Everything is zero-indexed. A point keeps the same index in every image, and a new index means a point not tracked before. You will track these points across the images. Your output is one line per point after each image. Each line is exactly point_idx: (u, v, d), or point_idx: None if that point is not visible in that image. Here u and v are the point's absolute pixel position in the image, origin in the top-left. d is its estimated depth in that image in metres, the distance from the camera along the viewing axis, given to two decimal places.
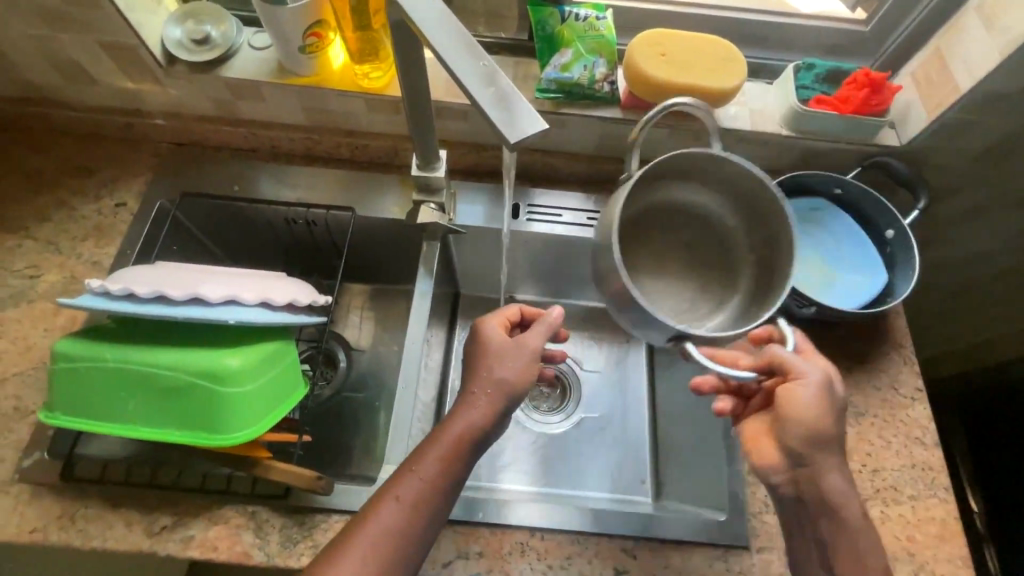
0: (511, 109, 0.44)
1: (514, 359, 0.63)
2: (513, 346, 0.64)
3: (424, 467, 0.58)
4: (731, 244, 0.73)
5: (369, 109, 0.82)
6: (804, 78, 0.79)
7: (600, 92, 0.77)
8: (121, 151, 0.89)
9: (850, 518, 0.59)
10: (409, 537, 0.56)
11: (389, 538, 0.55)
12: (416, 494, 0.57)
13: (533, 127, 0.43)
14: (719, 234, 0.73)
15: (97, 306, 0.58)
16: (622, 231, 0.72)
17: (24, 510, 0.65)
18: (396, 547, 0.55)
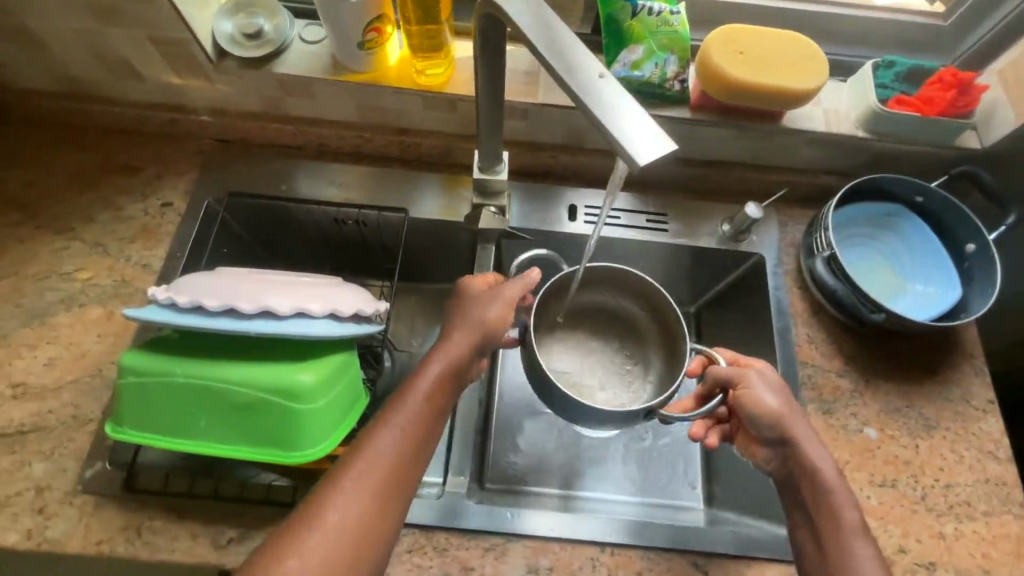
0: (640, 130, 0.40)
1: (495, 303, 0.62)
2: (491, 295, 0.63)
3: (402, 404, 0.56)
4: (627, 326, 0.79)
5: (424, 106, 0.79)
6: (883, 77, 0.76)
7: (670, 91, 0.74)
8: (164, 148, 0.86)
9: (835, 494, 0.59)
10: (400, 477, 0.53)
11: (378, 470, 0.52)
12: (395, 438, 0.54)
13: (666, 149, 0.39)
14: (613, 318, 0.79)
15: (166, 319, 0.56)
16: (550, 333, 0.78)
17: (89, 522, 0.64)
18: (390, 487, 0.52)
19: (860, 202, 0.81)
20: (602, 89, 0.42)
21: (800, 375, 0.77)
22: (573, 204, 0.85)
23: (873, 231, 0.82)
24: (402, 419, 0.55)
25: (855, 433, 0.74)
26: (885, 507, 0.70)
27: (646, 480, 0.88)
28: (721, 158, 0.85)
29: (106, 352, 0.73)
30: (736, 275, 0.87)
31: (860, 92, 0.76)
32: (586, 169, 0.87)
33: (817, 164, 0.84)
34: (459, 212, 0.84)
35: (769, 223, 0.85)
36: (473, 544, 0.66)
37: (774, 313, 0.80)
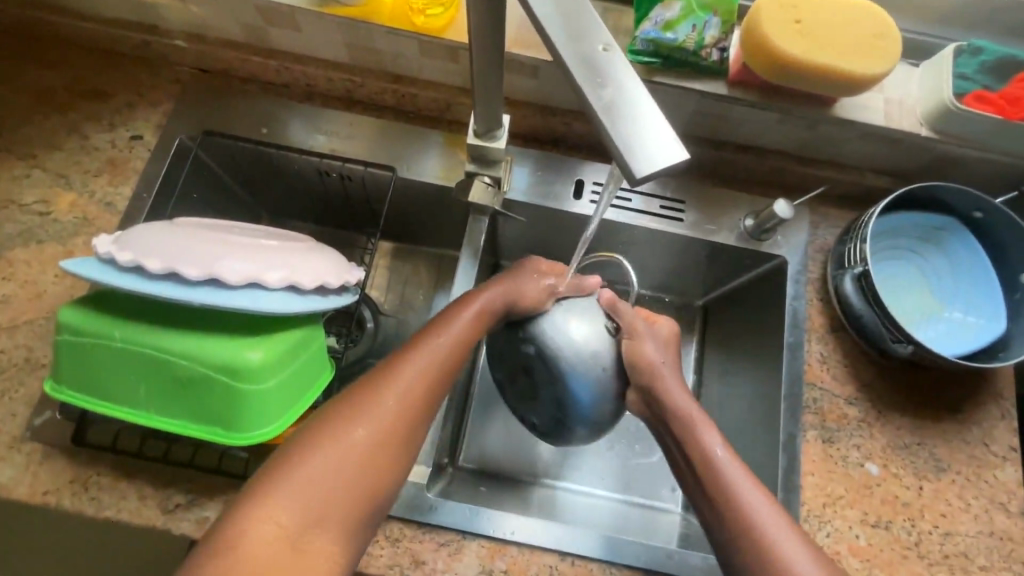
0: (638, 132, 0.31)
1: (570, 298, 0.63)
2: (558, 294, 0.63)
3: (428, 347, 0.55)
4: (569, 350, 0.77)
5: (421, 51, 0.71)
6: (965, 66, 0.64)
7: (706, 61, 0.63)
8: (138, 74, 0.78)
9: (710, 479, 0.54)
10: (401, 430, 0.50)
11: (388, 413, 0.50)
12: (404, 389, 0.51)
13: (664, 162, 0.30)
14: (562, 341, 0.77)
15: (102, 277, 0.51)
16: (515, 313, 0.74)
17: (36, 471, 0.62)
18: (375, 455, 0.48)
19: (908, 209, 0.71)
20: (605, 65, 0.33)
21: (805, 397, 0.70)
22: (581, 179, 0.76)
23: (915, 244, 0.72)
24: (412, 371, 0.53)
25: (854, 466, 0.68)
26: (873, 548, 0.65)
27: (631, 479, 0.81)
28: (756, 143, 0.74)
29: (63, 295, 0.69)
30: (753, 274, 0.78)
31: (935, 82, 0.65)
32: (601, 141, 0.77)
33: (865, 161, 0.74)
34: (454, 177, 0.76)
35: (799, 223, 0.75)
36: (427, 537, 0.63)
37: (787, 326, 0.72)
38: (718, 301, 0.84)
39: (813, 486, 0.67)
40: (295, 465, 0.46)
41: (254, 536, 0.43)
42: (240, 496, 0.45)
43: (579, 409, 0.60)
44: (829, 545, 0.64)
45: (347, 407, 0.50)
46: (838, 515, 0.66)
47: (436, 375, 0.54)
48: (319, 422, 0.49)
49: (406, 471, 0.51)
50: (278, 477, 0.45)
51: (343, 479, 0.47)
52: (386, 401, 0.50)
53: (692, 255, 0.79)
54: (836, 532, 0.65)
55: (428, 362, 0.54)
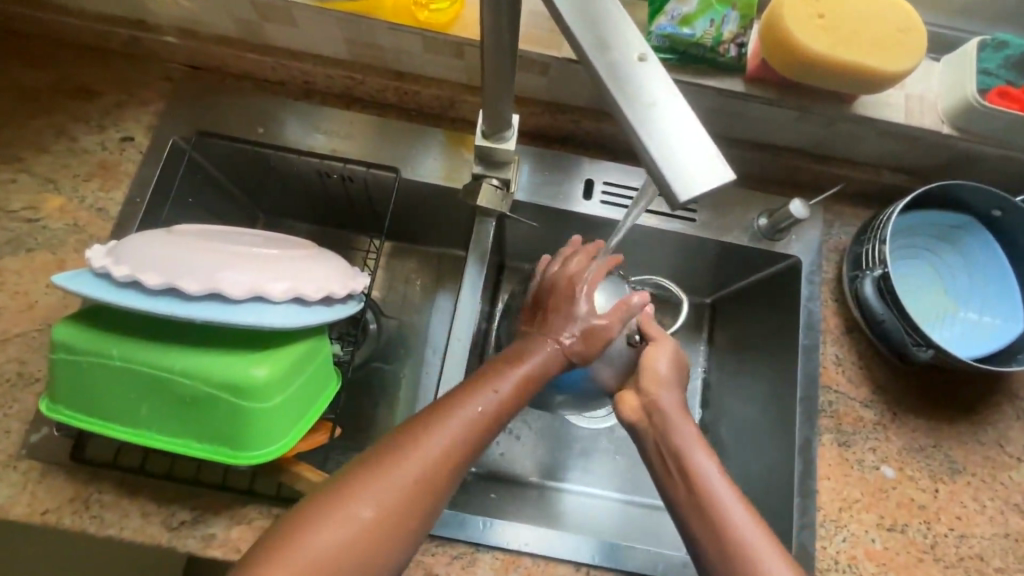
0: (673, 154, 0.29)
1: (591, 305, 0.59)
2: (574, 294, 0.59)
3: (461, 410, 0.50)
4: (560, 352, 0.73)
5: (425, 48, 0.68)
6: (988, 61, 0.62)
7: (723, 57, 0.61)
8: (127, 71, 0.75)
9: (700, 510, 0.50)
10: (419, 506, 0.47)
11: (408, 489, 0.46)
12: (428, 463, 0.47)
13: (700, 187, 0.28)
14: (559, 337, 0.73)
15: (98, 293, 0.48)
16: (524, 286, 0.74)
17: (34, 490, 0.60)
18: (388, 533, 0.45)
19: (926, 208, 0.69)
20: (640, 79, 0.31)
21: (820, 401, 0.69)
22: (590, 178, 0.74)
23: (931, 243, 0.71)
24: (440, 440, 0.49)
25: (870, 470, 0.67)
26: (889, 552, 0.64)
27: (642, 478, 0.78)
28: (770, 140, 0.72)
29: (56, 306, 0.66)
30: (766, 273, 0.77)
31: (957, 78, 0.63)
32: (610, 139, 0.75)
33: (882, 159, 0.72)
34: (459, 178, 0.73)
35: (813, 222, 0.73)
36: (440, 550, 0.62)
37: (801, 328, 0.71)
38: (728, 301, 0.82)
39: (829, 491, 0.66)
40: (295, 545, 0.43)
41: None
42: (235, 570, 0.43)
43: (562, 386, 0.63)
44: (845, 550, 0.64)
45: (356, 484, 0.46)
46: (853, 519, 0.65)
47: (460, 449, 0.49)
48: (326, 498, 0.45)
49: (413, 548, 0.48)
50: (276, 557, 0.42)
51: (343, 561, 0.43)
52: (403, 473, 0.46)
53: (703, 255, 0.77)
54: (852, 537, 0.64)
55: (451, 434, 0.49)
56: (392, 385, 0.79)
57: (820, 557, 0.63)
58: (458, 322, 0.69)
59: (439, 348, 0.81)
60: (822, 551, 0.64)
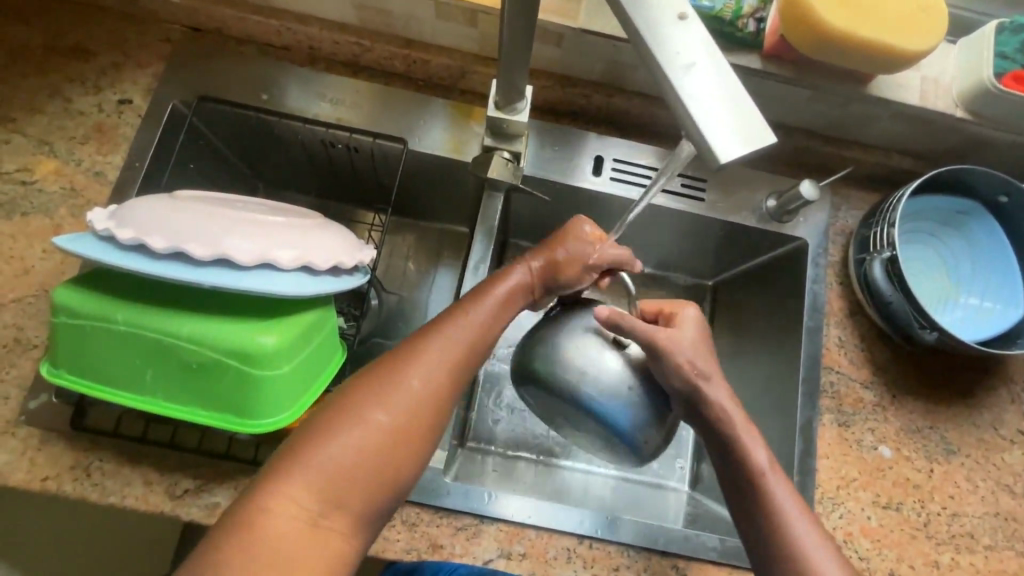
0: (703, 122, 0.30)
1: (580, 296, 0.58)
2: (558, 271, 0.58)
3: (460, 327, 0.52)
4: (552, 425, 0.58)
5: (437, 14, 0.67)
6: (1005, 44, 0.62)
7: (742, 32, 0.60)
8: (125, 32, 0.73)
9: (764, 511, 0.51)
10: (431, 414, 0.48)
11: (421, 395, 0.48)
12: (432, 370, 0.49)
13: (732, 156, 0.30)
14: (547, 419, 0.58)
15: (100, 255, 0.47)
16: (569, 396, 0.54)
17: (34, 456, 0.59)
18: (406, 435, 0.46)
19: (933, 192, 0.70)
20: (680, 42, 0.32)
21: (822, 381, 0.70)
22: (600, 154, 0.73)
23: (935, 228, 0.71)
24: (447, 349, 0.50)
25: (868, 450, 0.68)
26: (883, 529, 0.65)
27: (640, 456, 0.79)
28: (782, 120, 0.72)
29: (53, 273, 0.64)
30: (772, 255, 0.77)
31: (973, 60, 0.63)
32: (621, 114, 0.74)
33: (891, 142, 0.72)
34: (466, 150, 0.72)
35: (821, 204, 0.73)
36: (443, 522, 0.62)
37: (806, 309, 0.71)
38: (730, 284, 0.83)
39: (827, 469, 0.67)
40: (312, 452, 0.44)
41: (274, 517, 0.41)
42: (254, 482, 0.43)
43: (586, 395, 0.52)
44: (842, 526, 0.65)
45: (359, 394, 0.47)
46: (850, 497, 0.66)
47: (462, 360, 0.51)
48: (330, 410, 0.46)
49: (426, 456, 0.48)
50: (301, 449, 0.44)
51: (355, 471, 0.44)
52: (407, 385, 0.47)
53: (710, 236, 0.77)
54: (848, 514, 0.66)
55: (450, 349, 0.50)
56: None
57: None
58: (464, 295, 0.68)
59: None
60: None
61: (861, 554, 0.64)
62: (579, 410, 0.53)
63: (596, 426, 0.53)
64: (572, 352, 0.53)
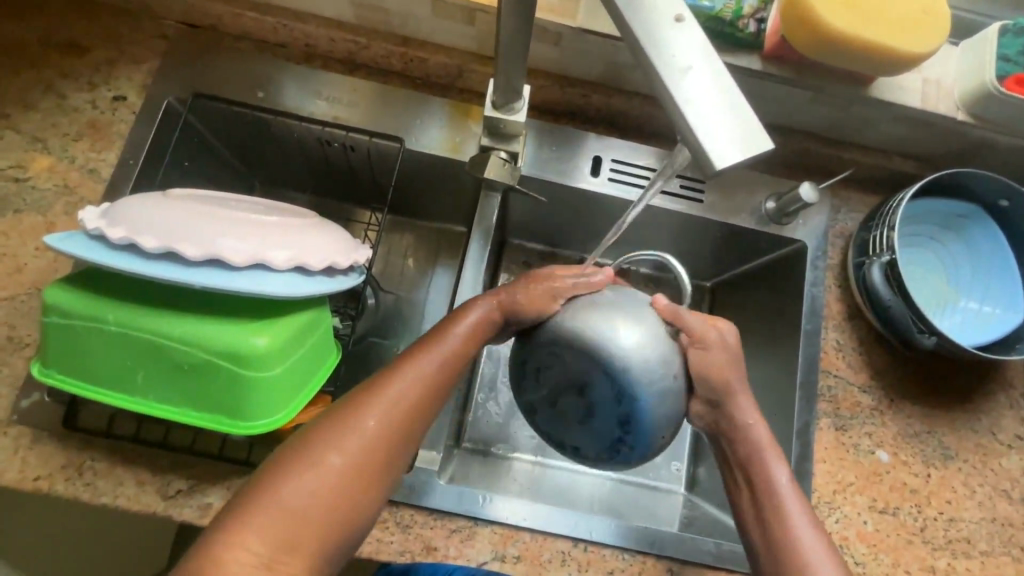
0: (699, 126, 0.30)
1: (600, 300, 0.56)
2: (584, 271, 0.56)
3: (421, 364, 0.51)
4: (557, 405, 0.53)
5: (435, 12, 0.66)
6: (1008, 47, 0.61)
7: (742, 32, 0.60)
8: (120, 28, 0.72)
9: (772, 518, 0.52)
10: (388, 454, 0.48)
11: (377, 435, 0.47)
12: (388, 409, 0.48)
13: (728, 162, 0.29)
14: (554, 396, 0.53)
15: (91, 255, 0.46)
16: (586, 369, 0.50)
17: (25, 456, 0.59)
18: (361, 476, 0.46)
19: (934, 196, 0.69)
20: (676, 45, 0.31)
21: (820, 384, 0.69)
22: (598, 154, 0.72)
23: (935, 231, 0.71)
24: (404, 387, 0.50)
25: (865, 454, 0.68)
26: (879, 534, 0.65)
27: None
28: (782, 122, 0.72)
29: (46, 270, 0.64)
30: (770, 257, 0.76)
31: (975, 62, 0.63)
32: (620, 114, 0.74)
33: (893, 145, 0.72)
34: (463, 150, 0.71)
35: (820, 206, 0.73)
36: (438, 524, 0.62)
37: (804, 313, 0.71)
38: (728, 286, 0.82)
39: (824, 473, 0.67)
40: (268, 498, 0.43)
41: (227, 565, 0.41)
42: (211, 529, 0.43)
43: (623, 379, 0.49)
44: (838, 530, 0.65)
45: (316, 436, 0.46)
46: (847, 501, 0.66)
47: (422, 397, 0.50)
48: (281, 457, 0.46)
49: (384, 494, 0.48)
50: (254, 494, 0.44)
51: (310, 515, 0.44)
52: (364, 425, 0.47)
53: (709, 238, 0.76)
54: (844, 518, 0.65)
55: (409, 387, 0.50)
56: (390, 360, 0.78)
57: None
58: (460, 295, 0.68)
59: (437, 324, 0.80)
60: None
61: (856, 558, 0.64)
62: (613, 386, 0.49)
63: (623, 411, 0.50)
64: (624, 332, 0.49)
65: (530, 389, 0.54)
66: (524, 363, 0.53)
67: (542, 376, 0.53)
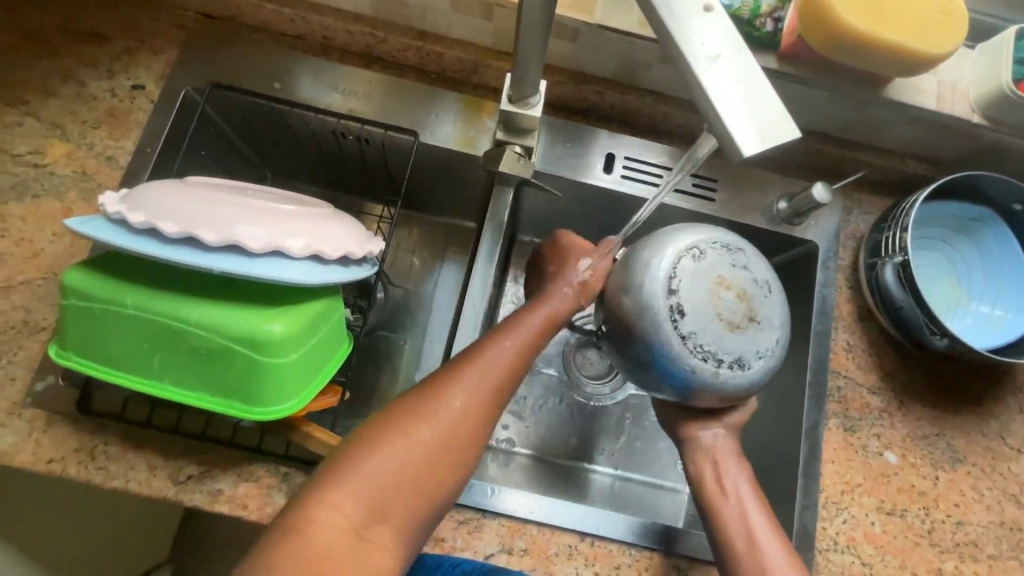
0: (724, 113, 0.30)
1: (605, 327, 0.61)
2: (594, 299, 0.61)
3: (503, 349, 0.52)
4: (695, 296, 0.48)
5: (452, 6, 0.67)
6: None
7: (759, 31, 0.60)
8: (140, 18, 0.73)
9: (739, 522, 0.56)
10: (472, 433, 0.48)
11: (463, 412, 0.48)
12: (476, 389, 0.49)
13: (753, 149, 0.29)
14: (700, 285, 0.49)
15: (111, 238, 0.47)
16: (747, 300, 0.49)
17: (39, 438, 0.59)
18: (448, 452, 0.47)
19: (946, 199, 0.69)
20: (705, 31, 0.31)
21: (829, 385, 0.69)
22: (611, 152, 0.73)
23: (947, 234, 0.71)
24: (489, 368, 0.51)
25: (874, 456, 0.68)
26: (887, 535, 0.65)
27: (642, 456, 0.79)
28: (795, 122, 0.72)
29: (62, 256, 0.65)
30: (781, 258, 0.76)
31: (991, 65, 0.63)
32: (634, 112, 0.74)
33: (906, 147, 0.72)
34: (478, 144, 0.71)
35: (832, 207, 0.73)
36: (445, 515, 0.62)
37: (815, 312, 0.71)
38: None
39: (831, 474, 0.67)
40: (356, 467, 0.44)
41: (320, 524, 0.42)
42: (305, 489, 0.44)
43: (755, 346, 0.49)
44: (845, 531, 0.65)
45: (406, 410, 0.48)
46: (854, 502, 0.66)
47: (504, 379, 0.51)
48: (372, 427, 0.47)
49: (465, 474, 0.49)
50: (347, 460, 0.45)
51: (399, 485, 0.45)
52: (452, 402, 0.48)
53: None
54: (852, 519, 0.65)
55: (494, 370, 0.51)
56: (400, 353, 0.79)
57: (819, 537, 0.64)
58: (472, 289, 0.68)
59: (447, 319, 0.81)
60: (821, 531, 0.64)
61: (863, 559, 0.64)
62: (753, 340, 0.49)
63: (741, 355, 0.49)
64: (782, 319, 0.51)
65: (711, 262, 0.50)
66: (726, 249, 0.51)
67: (713, 263, 0.50)
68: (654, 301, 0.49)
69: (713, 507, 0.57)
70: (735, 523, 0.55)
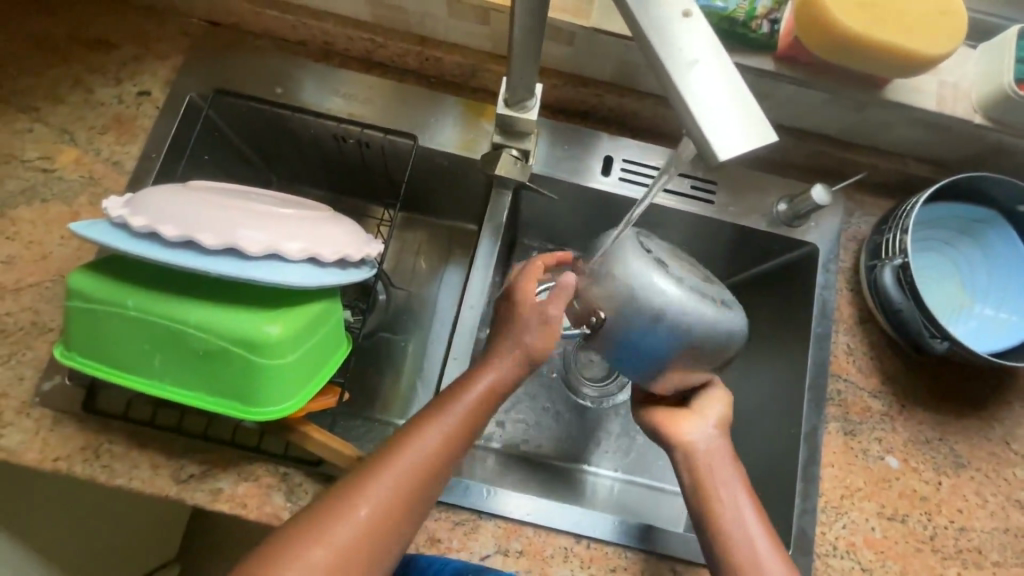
0: (703, 116, 0.30)
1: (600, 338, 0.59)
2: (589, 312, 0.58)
3: (426, 443, 0.51)
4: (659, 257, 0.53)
5: (450, 11, 0.67)
6: None
7: (755, 33, 0.60)
8: (147, 25, 0.74)
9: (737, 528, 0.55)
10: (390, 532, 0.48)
11: (382, 511, 0.48)
12: (396, 488, 0.49)
13: (732, 152, 0.29)
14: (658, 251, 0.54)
15: (113, 242, 0.48)
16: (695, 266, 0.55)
17: (46, 437, 0.61)
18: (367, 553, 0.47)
19: (949, 200, 0.68)
20: (684, 35, 0.32)
21: (829, 388, 0.69)
22: (610, 155, 0.73)
23: (950, 236, 0.70)
24: (409, 467, 0.50)
25: (875, 460, 0.67)
26: (888, 541, 0.64)
27: (642, 458, 0.79)
28: (794, 124, 0.72)
29: (70, 258, 0.66)
30: (782, 260, 0.76)
31: (993, 65, 0.62)
32: (632, 115, 0.74)
33: (908, 149, 0.71)
34: (477, 148, 0.72)
35: (833, 209, 0.73)
36: (442, 516, 0.63)
37: (815, 315, 0.70)
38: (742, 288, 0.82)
39: (831, 478, 0.66)
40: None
41: None
42: None
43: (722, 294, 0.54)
44: (844, 536, 0.64)
45: (323, 513, 0.47)
46: (855, 507, 0.65)
47: (426, 477, 0.51)
48: (289, 533, 0.46)
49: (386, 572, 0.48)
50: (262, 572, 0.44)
51: None
52: (371, 500, 0.48)
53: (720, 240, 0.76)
54: (851, 524, 0.65)
55: (415, 467, 0.50)
56: (400, 354, 0.80)
57: (818, 542, 0.64)
58: (470, 291, 0.69)
59: (447, 321, 0.81)
60: (820, 536, 0.64)
61: (863, 564, 0.63)
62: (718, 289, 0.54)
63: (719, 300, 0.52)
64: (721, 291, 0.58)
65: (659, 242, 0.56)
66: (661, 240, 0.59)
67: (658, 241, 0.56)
68: (611, 304, 0.51)
69: (704, 510, 0.57)
70: (729, 526, 0.55)
